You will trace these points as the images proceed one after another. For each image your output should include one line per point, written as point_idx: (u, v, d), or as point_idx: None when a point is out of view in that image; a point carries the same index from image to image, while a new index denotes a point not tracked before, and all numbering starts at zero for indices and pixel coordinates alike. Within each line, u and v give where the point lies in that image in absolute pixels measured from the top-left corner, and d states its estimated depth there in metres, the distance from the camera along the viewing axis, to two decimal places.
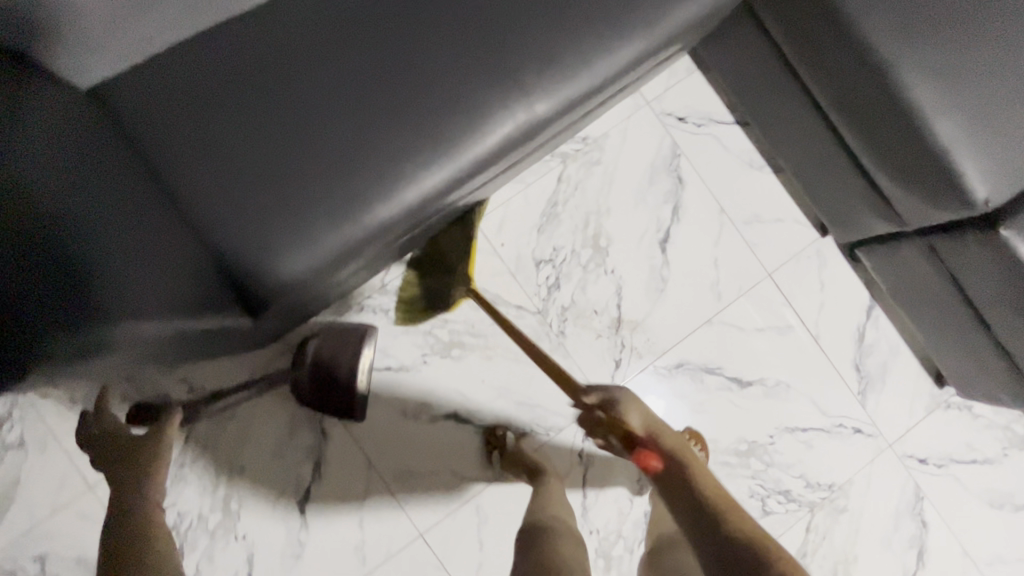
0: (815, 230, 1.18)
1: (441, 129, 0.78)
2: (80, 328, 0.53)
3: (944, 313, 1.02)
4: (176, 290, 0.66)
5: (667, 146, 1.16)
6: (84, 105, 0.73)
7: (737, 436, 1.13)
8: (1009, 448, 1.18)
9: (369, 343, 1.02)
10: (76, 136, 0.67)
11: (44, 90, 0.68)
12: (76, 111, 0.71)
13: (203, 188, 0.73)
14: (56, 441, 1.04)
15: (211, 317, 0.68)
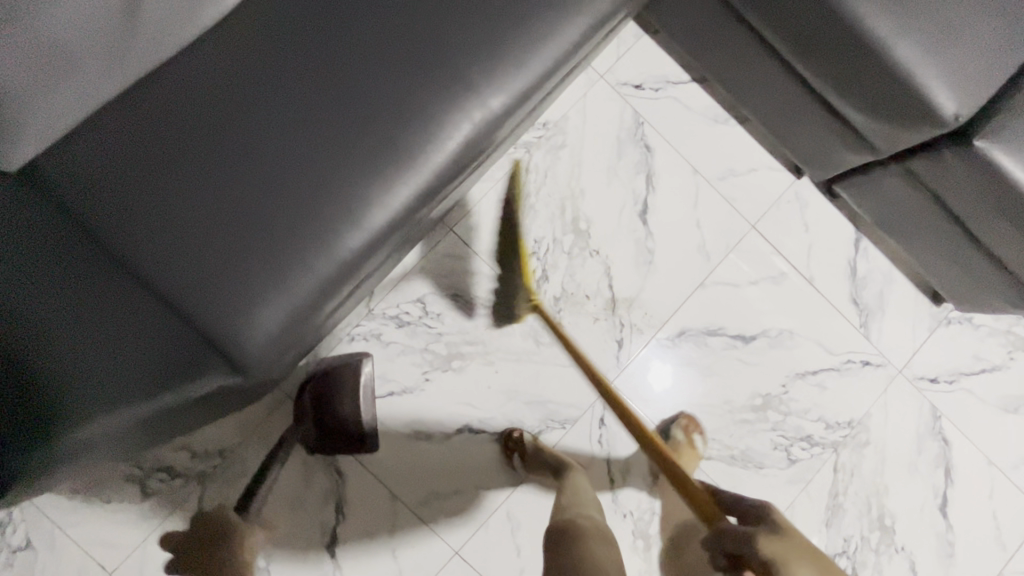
0: (790, 173, 1.17)
1: (396, 144, 0.75)
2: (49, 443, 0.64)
3: (932, 233, 1.01)
4: (139, 373, 0.67)
5: (629, 117, 1.13)
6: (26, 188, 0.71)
7: (750, 392, 1.13)
8: (1015, 351, 1.18)
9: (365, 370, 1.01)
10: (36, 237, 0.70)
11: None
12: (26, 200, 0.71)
13: (154, 249, 0.69)
14: (65, 535, 1.00)
15: (182, 388, 0.67)
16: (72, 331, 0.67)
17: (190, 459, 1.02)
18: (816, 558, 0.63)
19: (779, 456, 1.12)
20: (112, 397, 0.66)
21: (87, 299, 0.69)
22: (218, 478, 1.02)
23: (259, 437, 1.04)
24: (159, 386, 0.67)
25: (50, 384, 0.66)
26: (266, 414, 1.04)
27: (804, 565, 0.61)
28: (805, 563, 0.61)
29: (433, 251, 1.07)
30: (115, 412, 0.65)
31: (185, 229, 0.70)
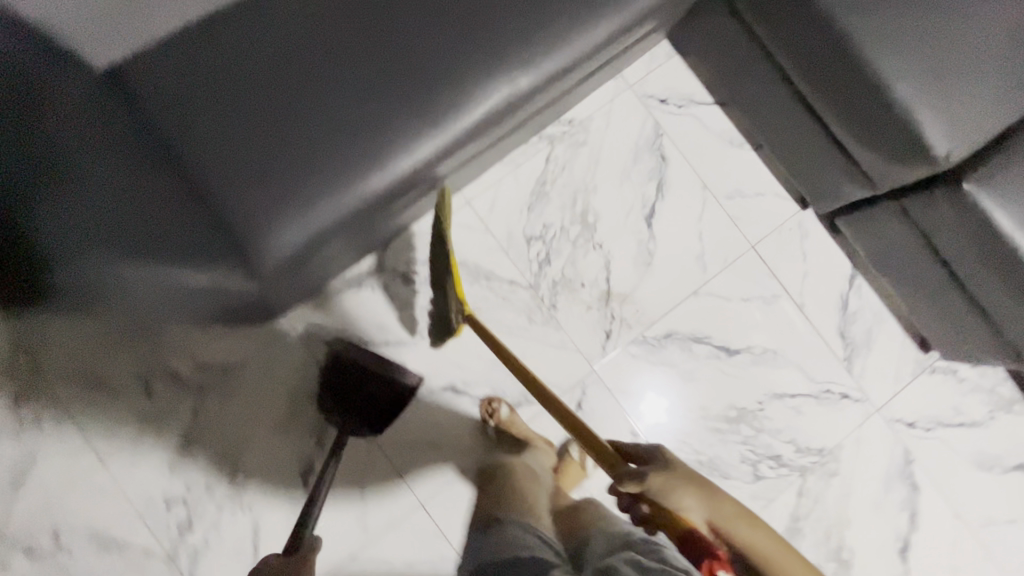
0: (796, 203, 1.22)
1: (429, 101, 0.84)
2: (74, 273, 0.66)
3: (921, 276, 1.05)
4: (178, 240, 0.72)
5: (650, 127, 1.21)
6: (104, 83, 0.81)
7: (727, 403, 1.16)
8: (995, 411, 1.20)
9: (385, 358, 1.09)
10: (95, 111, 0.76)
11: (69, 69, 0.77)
12: (92, 88, 0.79)
13: (206, 152, 0.79)
14: (70, 419, 1.08)
15: (209, 268, 0.74)
16: (109, 182, 0.70)
17: (195, 370, 1.10)
18: (698, 488, 0.74)
19: (746, 470, 1.15)
20: (137, 249, 0.68)
21: (129, 166, 0.73)
22: (215, 392, 1.10)
23: (260, 362, 1.11)
24: (189, 257, 0.72)
25: (65, 222, 0.67)
26: (270, 341, 1.12)
27: (687, 495, 0.73)
28: (686, 491, 0.74)
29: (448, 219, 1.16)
30: (128, 262, 0.67)
31: (235, 141, 0.79)
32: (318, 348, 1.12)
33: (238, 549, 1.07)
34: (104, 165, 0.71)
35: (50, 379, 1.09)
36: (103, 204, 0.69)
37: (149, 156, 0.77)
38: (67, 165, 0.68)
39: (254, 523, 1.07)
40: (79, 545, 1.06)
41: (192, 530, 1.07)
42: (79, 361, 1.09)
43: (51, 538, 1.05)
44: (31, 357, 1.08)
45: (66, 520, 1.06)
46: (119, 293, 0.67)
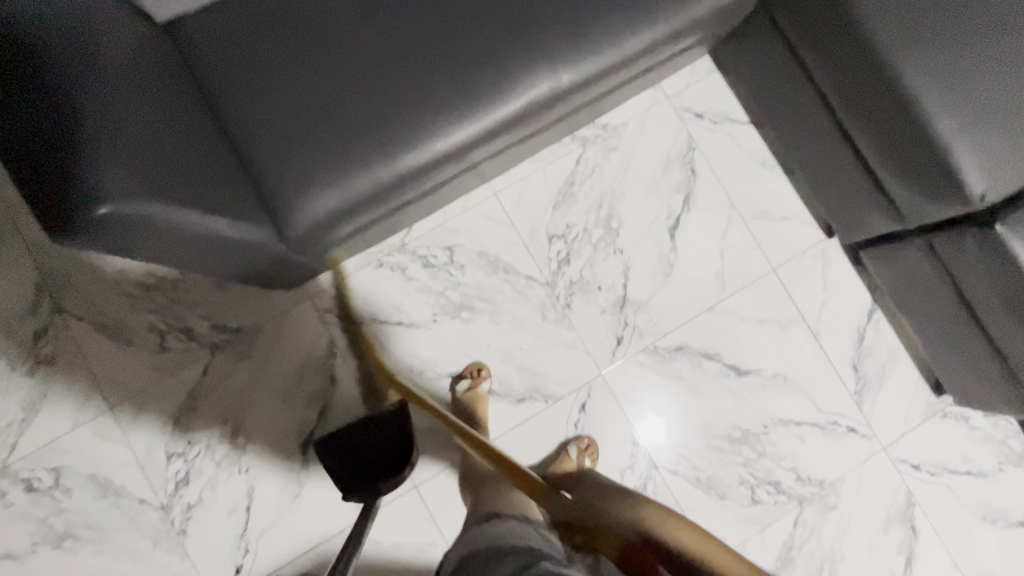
0: (821, 231, 1.22)
1: (472, 87, 0.85)
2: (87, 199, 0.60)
3: (942, 317, 1.04)
4: (205, 190, 0.72)
5: (683, 140, 1.22)
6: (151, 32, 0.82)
7: (731, 423, 1.15)
8: (1004, 463, 1.18)
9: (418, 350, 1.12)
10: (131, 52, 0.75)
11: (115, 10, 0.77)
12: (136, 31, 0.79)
13: (253, 114, 0.81)
14: (84, 362, 1.10)
15: (233, 221, 0.74)
16: (158, 127, 0.71)
17: (209, 328, 1.12)
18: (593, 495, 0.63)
19: (743, 493, 1.13)
20: (183, 190, 0.68)
21: (173, 116, 0.74)
22: (227, 352, 1.12)
23: (273, 328, 1.13)
24: (214, 207, 0.72)
25: (110, 147, 0.63)
26: (285, 308, 1.13)
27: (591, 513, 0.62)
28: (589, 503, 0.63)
29: (473, 208, 1.17)
30: (177, 202, 0.67)
31: (282, 105, 0.82)
32: (331, 320, 1.13)
33: (230, 509, 1.08)
34: (152, 111, 0.71)
35: (70, 320, 1.11)
36: (152, 144, 0.68)
37: (192, 110, 0.79)
38: (96, 94, 0.66)
39: (249, 486, 1.09)
40: (77, 486, 1.07)
41: (188, 485, 1.08)
42: (100, 306, 1.11)
43: (52, 476, 1.07)
44: (56, 296, 1.11)
45: (68, 459, 1.08)
46: (139, 228, 0.64)
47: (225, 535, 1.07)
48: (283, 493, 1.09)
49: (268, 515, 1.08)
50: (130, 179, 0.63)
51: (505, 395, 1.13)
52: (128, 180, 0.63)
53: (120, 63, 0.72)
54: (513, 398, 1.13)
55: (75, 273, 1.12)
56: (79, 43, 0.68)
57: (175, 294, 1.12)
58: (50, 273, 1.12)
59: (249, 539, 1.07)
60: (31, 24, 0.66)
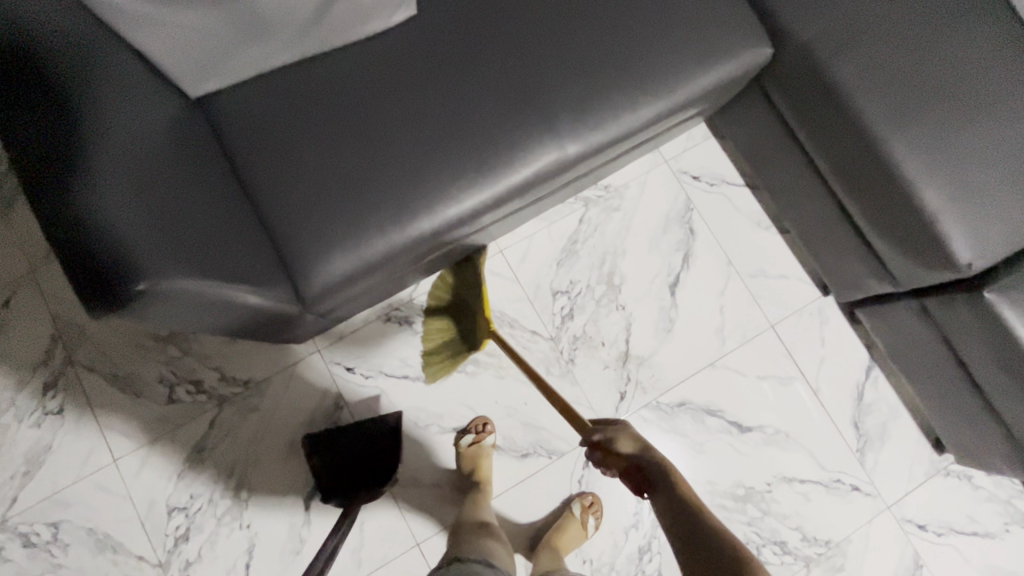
0: (817, 289, 1.25)
1: (483, 158, 0.90)
2: (122, 274, 0.64)
3: (939, 376, 1.06)
4: (223, 260, 0.76)
5: (682, 200, 1.27)
6: (175, 103, 0.87)
7: (734, 480, 1.15)
8: (1010, 524, 1.17)
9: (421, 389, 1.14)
10: (156, 128, 0.80)
11: (146, 85, 0.82)
12: (161, 103, 0.84)
13: (274, 182, 0.86)
14: (92, 413, 1.11)
15: (248, 287, 0.78)
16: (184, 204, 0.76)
17: (219, 380, 1.14)
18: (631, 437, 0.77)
19: None
20: (206, 264, 0.72)
21: (198, 191, 0.79)
22: (235, 405, 1.13)
23: (281, 380, 1.14)
24: (231, 275, 0.75)
25: (142, 228, 0.68)
26: (294, 361, 1.15)
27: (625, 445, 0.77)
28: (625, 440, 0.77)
29: None
30: (200, 277, 0.70)
31: (303, 174, 0.86)
32: (338, 373, 1.15)
33: (229, 567, 1.06)
34: (173, 187, 0.76)
35: (80, 371, 1.13)
36: (180, 221, 0.73)
37: (215, 182, 0.83)
38: (128, 176, 0.70)
39: (249, 542, 1.07)
40: (75, 541, 1.06)
41: (188, 541, 1.07)
42: (112, 357, 1.13)
43: (50, 530, 1.06)
44: (68, 348, 1.13)
45: (68, 513, 1.07)
46: (165, 301, 0.68)
47: None
48: (283, 550, 1.08)
49: (268, 574, 1.07)
50: (162, 256, 0.67)
51: (509, 450, 1.13)
52: (160, 257, 0.67)
53: (150, 143, 0.77)
54: (517, 453, 1.13)
55: (90, 325, 1.14)
56: (116, 126, 0.73)
57: (187, 346, 1.14)
58: (66, 324, 1.14)
59: None
60: (75, 104, 0.70)
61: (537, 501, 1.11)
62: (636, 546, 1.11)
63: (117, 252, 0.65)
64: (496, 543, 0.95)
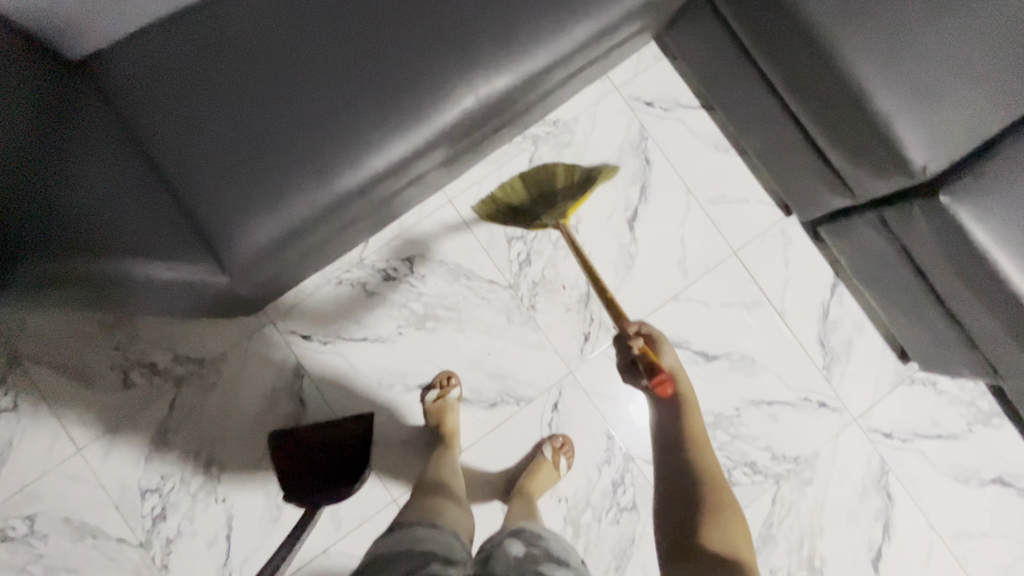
0: (780, 210, 1.22)
1: (405, 100, 0.84)
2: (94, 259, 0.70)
3: (901, 287, 1.05)
4: (170, 239, 0.76)
5: (635, 129, 1.21)
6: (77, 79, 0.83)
7: (703, 408, 1.16)
8: (973, 423, 1.20)
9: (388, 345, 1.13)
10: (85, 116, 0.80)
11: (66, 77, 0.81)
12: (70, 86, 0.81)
13: (176, 144, 0.79)
14: (48, 406, 1.09)
15: (199, 265, 0.77)
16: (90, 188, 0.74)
17: (173, 361, 1.11)
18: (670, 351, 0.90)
19: None
20: (133, 242, 0.73)
21: (128, 172, 0.77)
22: (193, 384, 1.10)
23: (238, 355, 1.12)
24: (178, 254, 0.76)
25: (110, 220, 0.73)
26: (248, 334, 1.12)
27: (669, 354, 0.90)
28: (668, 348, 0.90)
29: (430, 217, 1.16)
30: (158, 259, 0.74)
31: (210, 136, 0.80)
32: (295, 343, 1.12)
33: (210, 540, 1.07)
34: (115, 174, 0.77)
35: (29, 366, 1.09)
36: (96, 207, 0.73)
37: (117, 150, 0.78)
38: (86, 174, 0.75)
39: (227, 515, 1.08)
40: (53, 531, 1.06)
41: (165, 520, 1.07)
42: (59, 349, 1.10)
43: (25, 524, 1.06)
44: (11, 344, 1.09)
45: (41, 506, 1.06)
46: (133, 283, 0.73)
47: (207, 566, 1.07)
48: (262, 519, 1.09)
49: (250, 542, 1.08)
50: (124, 243, 0.73)
51: (476, 401, 1.13)
52: (124, 244, 0.72)
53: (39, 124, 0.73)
54: (484, 403, 1.13)
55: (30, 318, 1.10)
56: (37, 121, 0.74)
57: (136, 330, 1.11)
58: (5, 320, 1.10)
59: (232, 567, 1.07)
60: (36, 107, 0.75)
61: (508, 448, 1.12)
62: (609, 480, 1.13)
63: (89, 241, 0.71)
64: (454, 506, 0.91)
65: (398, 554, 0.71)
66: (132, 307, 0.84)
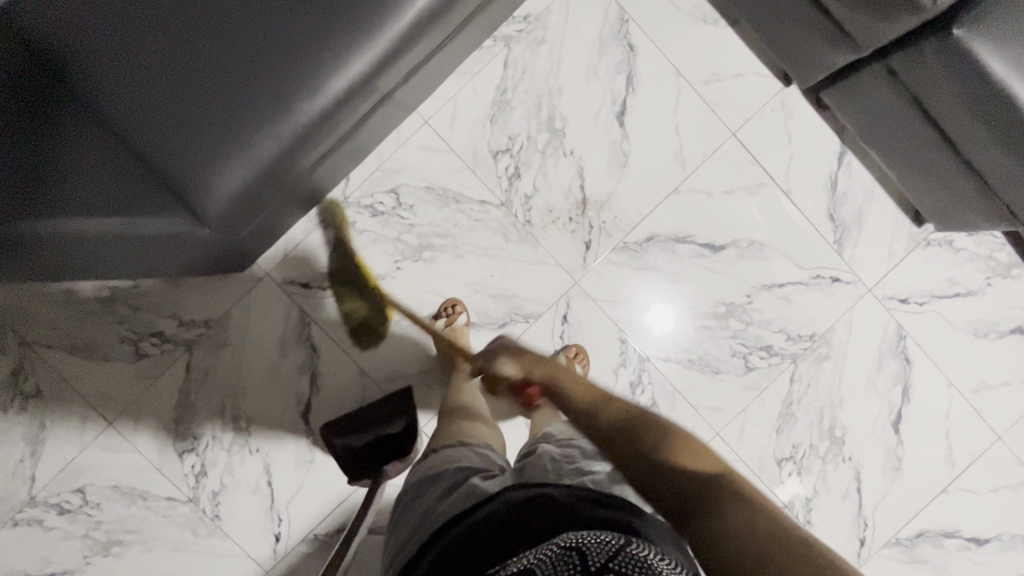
0: (778, 80, 1.14)
1: (357, 8, 0.77)
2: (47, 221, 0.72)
3: (912, 143, 0.98)
4: (129, 199, 0.77)
5: (614, 13, 1.11)
6: None
7: (714, 299, 1.15)
8: (991, 277, 1.17)
9: (387, 281, 1.11)
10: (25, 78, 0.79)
11: None
12: None
13: (116, 96, 0.76)
14: (68, 385, 1.11)
15: (161, 219, 0.77)
16: (48, 153, 0.77)
17: (179, 326, 1.11)
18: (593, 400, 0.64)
19: (737, 363, 1.15)
20: (87, 204, 0.75)
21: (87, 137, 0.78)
22: (204, 345, 1.11)
23: (241, 312, 1.11)
24: (135, 211, 0.76)
25: (67, 190, 0.76)
26: (247, 290, 1.11)
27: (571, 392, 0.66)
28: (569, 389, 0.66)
29: (409, 142, 1.10)
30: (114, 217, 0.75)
31: (154, 82, 0.76)
32: (295, 292, 1.11)
33: (253, 488, 1.12)
34: (72, 144, 0.78)
35: (42, 350, 1.10)
36: (63, 173, 0.77)
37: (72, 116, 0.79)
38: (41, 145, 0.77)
39: (264, 463, 1.12)
40: (105, 499, 1.11)
41: (207, 475, 1.12)
42: (67, 329, 1.10)
43: (78, 496, 1.11)
44: (20, 330, 1.10)
45: (87, 478, 1.11)
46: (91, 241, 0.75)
47: (255, 511, 1.12)
48: (297, 463, 1.12)
49: (291, 485, 1.12)
50: (76, 207, 0.74)
51: (485, 324, 1.12)
52: (75, 209, 0.74)
53: None
54: (493, 325, 1.12)
55: (32, 303, 1.10)
56: None
57: (136, 300, 1.10)
58: (5, 309, 1.10)
59: (279, 509, 1.12)
60: None
61: None
62: (627, 383, 1.14)
63: (44, 207, 0.73)
64: (482, 426, 0.90)
65: (431, 482, 0.71)
66: (126, 264, 0.88)
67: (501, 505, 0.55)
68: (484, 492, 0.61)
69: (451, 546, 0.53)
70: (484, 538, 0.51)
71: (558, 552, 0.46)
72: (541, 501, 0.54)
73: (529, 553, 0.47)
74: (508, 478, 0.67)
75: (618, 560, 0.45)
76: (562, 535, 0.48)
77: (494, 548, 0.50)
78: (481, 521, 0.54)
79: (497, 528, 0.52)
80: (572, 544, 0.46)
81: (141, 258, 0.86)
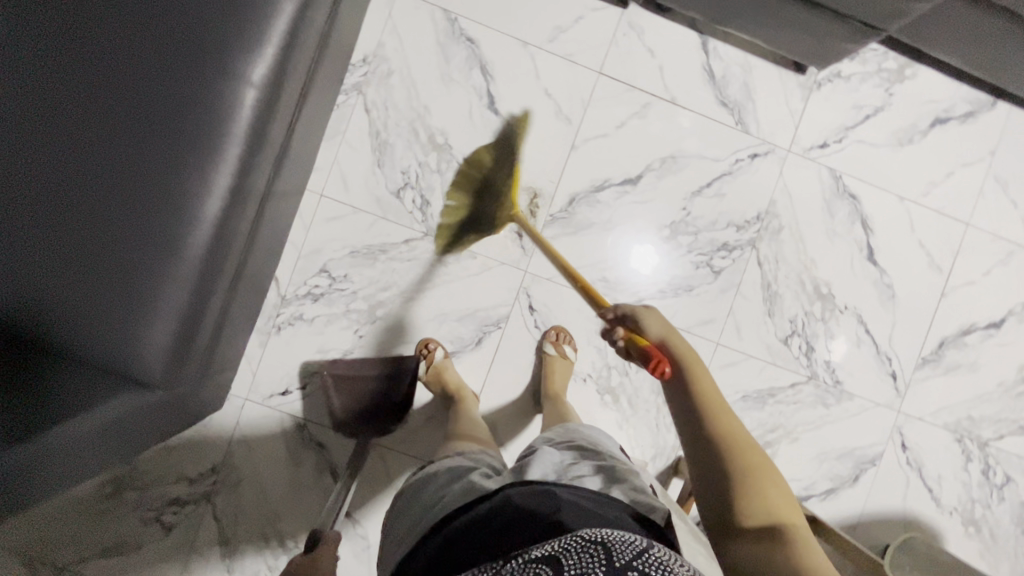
0: (615, 6, 1.16)
1: (195, 132, 0.78)
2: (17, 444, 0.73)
3: (753, 7, 1.01)
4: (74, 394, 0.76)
5: (440, 18, 1.13)
6: None
7: (657, 225, 1.16)
8: (891, 86, 1.20)
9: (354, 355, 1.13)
10: None
11: None
12: None
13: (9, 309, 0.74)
14: None
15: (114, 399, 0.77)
16: None
17: (190, 484, 1.11)
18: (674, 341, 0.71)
19: (704, 272, 1.17)
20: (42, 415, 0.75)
21: None
22: (221, 491, 1.12)
23: (239, 444, 1.12)
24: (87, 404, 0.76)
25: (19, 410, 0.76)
26: (235, 422, 1.12)
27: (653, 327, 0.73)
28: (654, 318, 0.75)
29: (315, 221, 1.12)
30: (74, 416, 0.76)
31: (43, 282, 0.75)
32: (279, 403, 1.12)
33: None
34: None
35: (77, 567, 1.11)
36: None
37: None
38: None
39: None
40: None
41: None
42: (90, 536, 1.10)
43: None
44: (47, 559, 1.10)
45: None
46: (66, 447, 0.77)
47: None
48: (358, 556, 1.12)
49: None
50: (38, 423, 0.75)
51: (464, 347, 1.14)
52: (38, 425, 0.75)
53: None
54: (470, 345, 1.14)
55: (46, 529, 1.10)
56: None
57: (140, 479, 1.11)
58: (25, 546, 1.10)
59: None
60: None
61: (516, 368, 1.14)
62: None
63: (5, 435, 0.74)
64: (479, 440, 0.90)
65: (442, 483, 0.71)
66: (111, 452, 0.90)
67: (509, 497, 0.56)
68: (484, 490, 0.62)
69: (467, 533, 0.54)
70: (500, 523, 0.53)
71: (581, 546, 0.45)
72: (559, 500, 0.54)
73: (553, 541, 0.47)
74: (507, 476, 0.67)
75: (643, 559, 0.44)
76: (586, 530, 0.48)
77: (496, 539, 0.51)
78: (487, 515, 0.55)
79: (509, 519, 0.53)
80: (595, 538, 0.46)
81: (122, 438, 0.87)
